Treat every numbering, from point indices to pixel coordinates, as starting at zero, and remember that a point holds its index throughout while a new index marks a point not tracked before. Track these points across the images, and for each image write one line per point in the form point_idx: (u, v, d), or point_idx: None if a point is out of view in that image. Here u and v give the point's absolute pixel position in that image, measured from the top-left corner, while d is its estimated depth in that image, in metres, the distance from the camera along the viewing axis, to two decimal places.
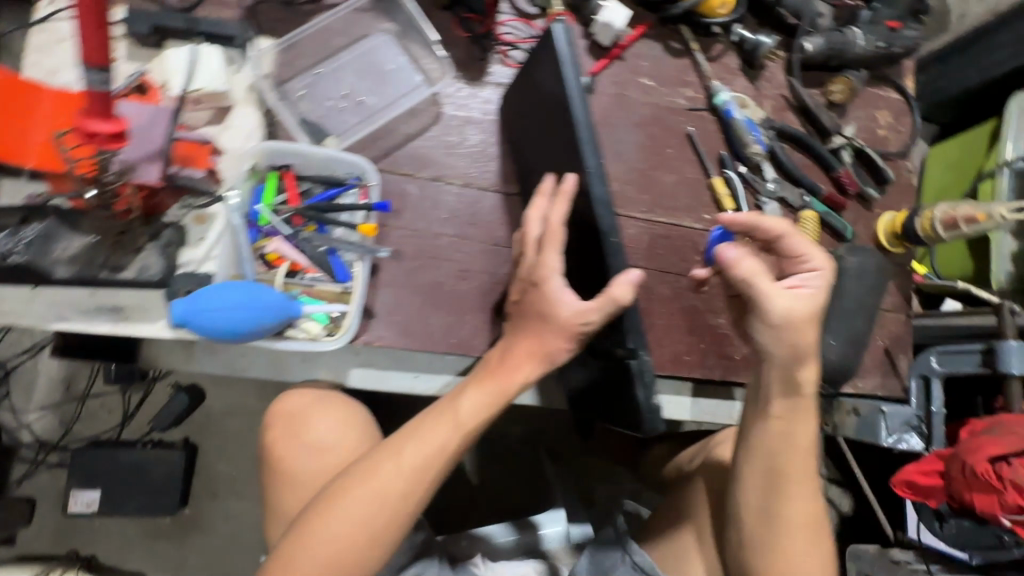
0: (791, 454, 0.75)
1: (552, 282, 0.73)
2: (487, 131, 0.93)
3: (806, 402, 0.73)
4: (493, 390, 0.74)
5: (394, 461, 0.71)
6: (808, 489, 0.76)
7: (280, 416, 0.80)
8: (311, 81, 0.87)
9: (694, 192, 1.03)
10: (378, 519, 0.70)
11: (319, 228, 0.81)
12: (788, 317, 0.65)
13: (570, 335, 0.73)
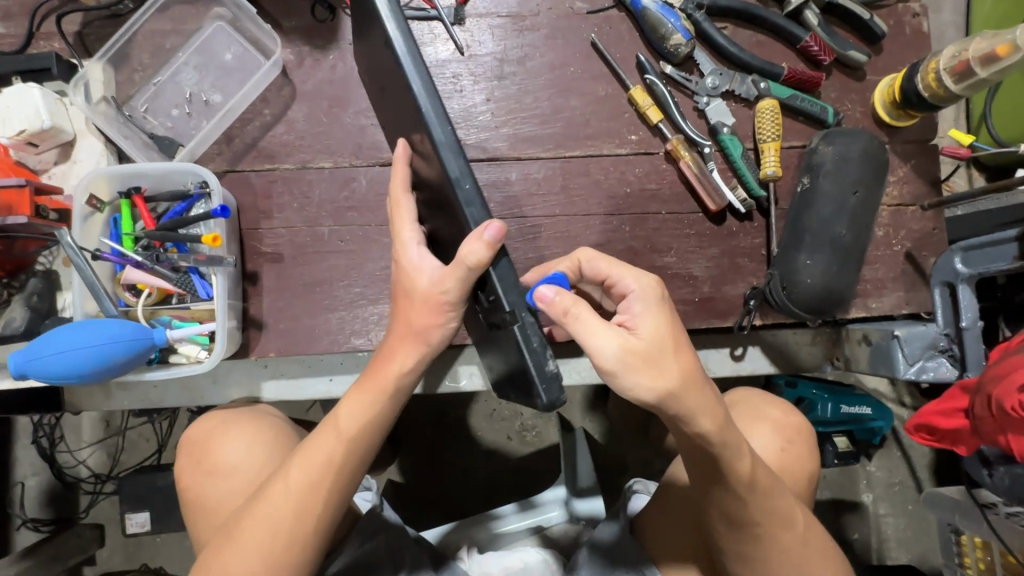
0: (751, 504, 0.62)
1: (404, 249, 0.61)
2: (348, 100, 0.83)
3: (720, 432, 0.57)
4: (370, 395, 0.63)
5: (277, 494, 0.62)
6: (784, 522, 0.65)
7: (188, 450, 0.73)
8: (152, 93, 0.82)
9: (610, 112, 0.85)
10: (271, 558, 0.62)
11: (177, 248, 0.76)
12: (625, 358, 0.52)
13: (439, 310, 0.59)
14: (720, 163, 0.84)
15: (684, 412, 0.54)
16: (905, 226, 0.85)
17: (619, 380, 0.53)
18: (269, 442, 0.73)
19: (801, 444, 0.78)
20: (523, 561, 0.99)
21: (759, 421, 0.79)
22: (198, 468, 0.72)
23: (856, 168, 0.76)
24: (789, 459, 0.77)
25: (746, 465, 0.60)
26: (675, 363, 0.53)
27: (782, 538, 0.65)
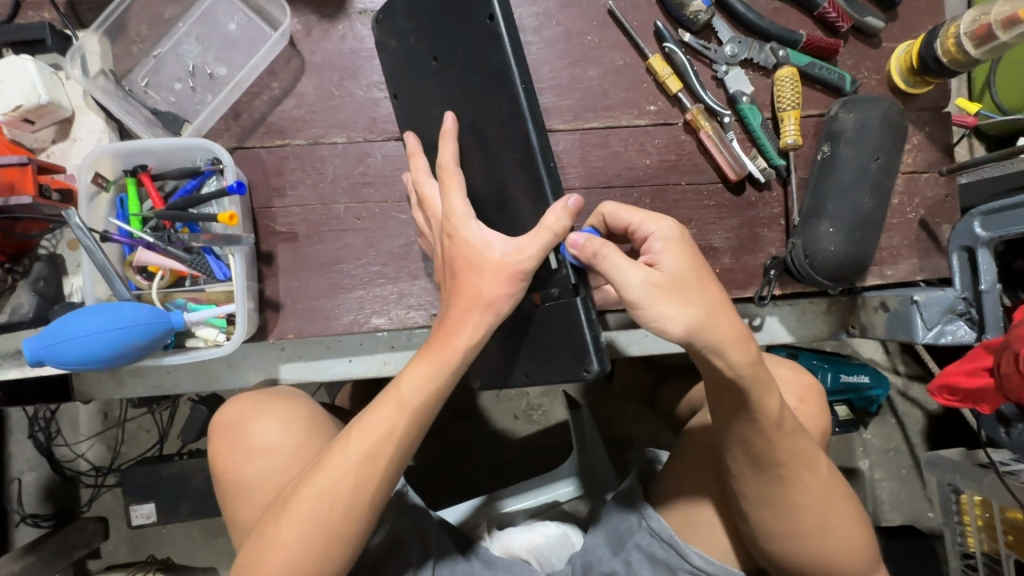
0: (777, 441, 0.58)
1: (466, 223, 0.60)
2: (360, 72, 0.80)
3: (755, 368, 0.54)
4: (438, 360, 0.59)
5: (329, 471, 0.57)
6: (809, 464, 0.60)
7: (223, 430, 0.67)
8: (153, 65, 0.78)
9: (628, 82, 0.83)
10: (321, 538, 0.58)
11: (189, 227, 0.73)
12: (650, 290, 0.52)
13: (514, 280, 0.59)
14: (739, 133, 0.84)
15: (713, 345, 0.52)
16: (919, 193, 0.86)
17: (646, 314, 0.52)
18: (305, 421, 0.67)
19: (813, 403, 0.79)
20: (544, 535, 1.00)
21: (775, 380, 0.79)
22: (236, 449, 0.65)
23: (876, 134, 0.76)
24: (803, 417, 0.77)
25: (776, 403, 0.56)
26: (700, 294, 0.52)
27: (807, 481, 0.60)
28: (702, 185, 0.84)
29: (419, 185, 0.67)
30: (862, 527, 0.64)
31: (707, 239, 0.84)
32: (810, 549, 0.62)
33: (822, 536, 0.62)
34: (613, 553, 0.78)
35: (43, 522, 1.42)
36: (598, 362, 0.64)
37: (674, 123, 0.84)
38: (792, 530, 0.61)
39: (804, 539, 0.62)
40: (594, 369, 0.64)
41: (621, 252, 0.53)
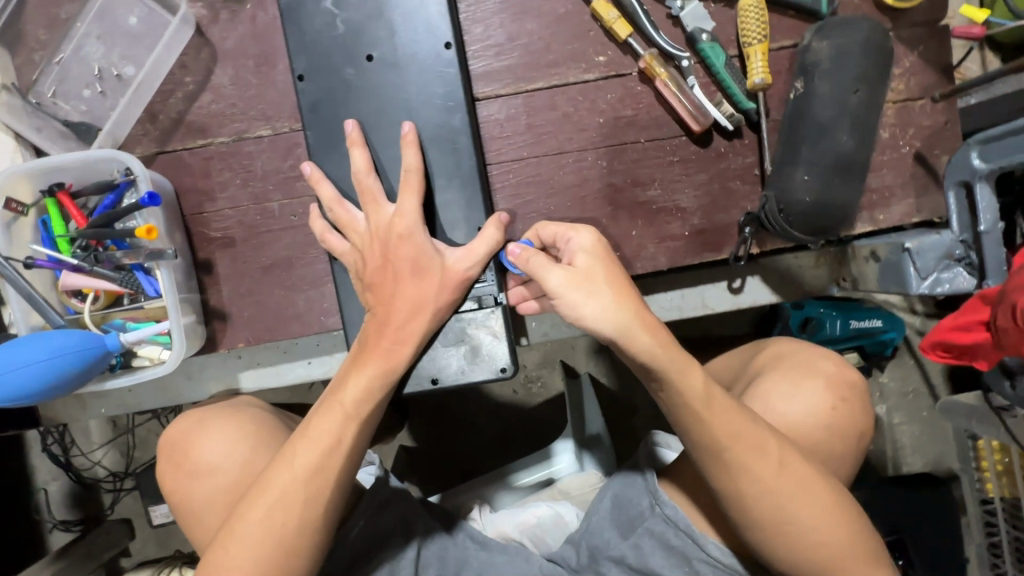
0: (708, 420, 0.54)
1: (417, 227, 0.65)
2: (276, 56, 0.74)
3: (665, 349, 0.53)
4: (380, 370, 0.62)
5: (264, 490, 0.58)
6: (756, 449, 0.55)
7: (171, 453, 0.70)
8: (57, 73, 0.72)
9: (572, 32, 0.75)
10: (270, 556, 0.57)
11: (115, 244, 0.70)
12: (566, 284, 0.53)
13: (456, 287, 0.67)
14: (701, 76, 0.75)
15: (621, 336, 0.52)
16: (914, 124, 0.76)
17: (561, 306, 0.53)
18: (252, 436, 0.69)
19: (856, 405, 0.68)
20: (537, 515, 0.95)
21: (812, 373, 0.68)
22: (178, 471, 0.69)
23: (856, 61, 0.65)
24: (838, 421, 0.67)
25: (699, 379, 0.54)
26: (614, 288, 0.53)
27: (754, 469, 0.55)
28: (663, 141, 0.76)
29: (359, 178, 0.67)
30: (847, 525, 0.57)
31: (674, 200, 0.77)
32: (776, 545, 0.57)
33: (783, 530, 0.56)
34: (623, 538, 0.74)
35: (74, 529, 1.32)
36: (512, 364, 0.70)
37: (628, 73, 0.75)
38: (749, 523, 0.56)
39: (764, 533, 0.56)
40: (507, 370, 0.70)
41: (546, 260, 0.54)
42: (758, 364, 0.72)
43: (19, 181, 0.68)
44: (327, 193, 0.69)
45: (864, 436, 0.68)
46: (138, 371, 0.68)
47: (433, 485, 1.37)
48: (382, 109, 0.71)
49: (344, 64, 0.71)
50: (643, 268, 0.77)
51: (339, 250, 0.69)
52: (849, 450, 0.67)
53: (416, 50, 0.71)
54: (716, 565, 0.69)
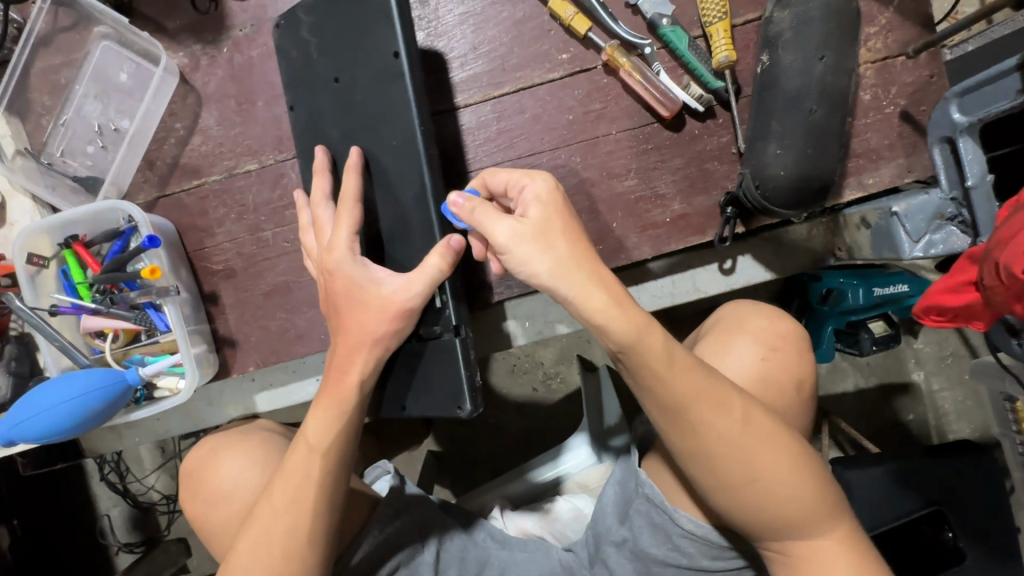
0: (672, 379, 0.55)
1: (351, 261, 0.65)
2: (255, 93, 0.78)
3: (622, 310, 0.54)
4: (335, 401, 0.64)
5: (268, 503, 0.62)
6: (720, 408, 0.56)
7: (192, 479, 0.75)
8: (64, 134, 0.79)
9: (532, 34, 0.76)
10: (285, 558, 0.61)
11: (127, 286, 0.75)
12: (517, 235, 0.55)
13: (395, 319, 0.64)
14: (667, 61, 0.75)
15: (576, 289, 0.54)
16: (896, 82, 0.73)
17: (513, 259, 0.55)
18: (259, 459, 0.74)
19: (789, 351, 0.70)
20: (556, 510, 0.97)
21: (739, 331, 0.71)
22: (196, 500, 0.74)
23: (819, 28, 0.64)
24: (771, 370, 0.69)
25: (661, 341, 0.55)
26: (568, 241, 0.56)
27: (719, 428, 0.56)
28: (634, 130, 0.76)
29: (314, 207, 0.69)
30: (808, 478, 0.58)
31: (651, 187, 0.76)
32: (745, 505, 0.58)
33: (752, 489, 0.57)
34: (620, 522, 0.76)
35: (137, 550, 1.41)
36: (469, 404, 0.70)
37: (593, 67, 0.76)
38: (719, 484, 0.57)
39: (730, 493, 0.57)
40: (463, 408, 0.70)
41: (496, 212, 0.56)
42: (710, 321, 0.76)
43: (38, 237, 0.74)
44: (304, 223, 0.71)
45: (805, 386, 0.70)
46: (158, 400, 0.73)
47: (461, 486, 1.39)
48: (341, 132, 0.72)
49: (318, 91, 0.74)
50: (627, 258, 0.77)
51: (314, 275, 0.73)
52: (790, 402, 0.69)
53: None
54: (693, 538, 0.70)
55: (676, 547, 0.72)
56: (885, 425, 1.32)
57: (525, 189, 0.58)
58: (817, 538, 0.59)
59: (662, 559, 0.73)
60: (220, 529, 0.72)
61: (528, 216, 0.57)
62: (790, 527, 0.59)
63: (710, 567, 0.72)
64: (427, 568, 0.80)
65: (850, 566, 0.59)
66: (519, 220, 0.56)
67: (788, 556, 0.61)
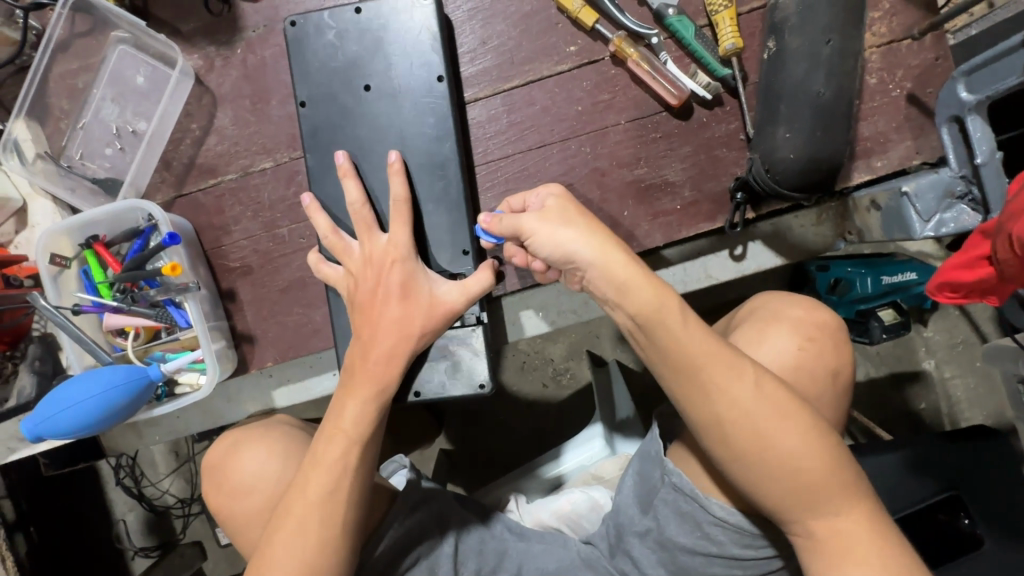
0: (685, 338, 0.57)
1: (408, 256, 0.69)
2: (269, 92, 0.80)
3: (638, 269, 0.59)
4: (373, 391, 0.65)
5: (304, 495, 0.62)
6: (733, 372, 0.57)
7: (213, 473, 0.76)
8: (82, 137, 0.81)
9: (540, 27, 0.77)
10: (316, 549, 0.60)
11: (148, 283, 0.76)
12: (539, 221, 0.62)
13: (443, 317, 0.68)
14: (674, 50, 0.76)
15: (594, 256, 0.60)
16: (902, 65, 0.74)
17: (540, 240, 0.61)
18: (281, 454, 0.75)
19: (826, 341, 0.70)
20: (572, 501, 0.96)
21: (776, 320, 0.71)
22: (219, 490, 0.75)
23: (824, 12, 0.65)
24: (809, 360, 0.69)
25: (673, 301, 0.58)
26: (583, 220, 0.62)
27: (733, 393, 0.57)
28: (643, 118, 0.77)
29: (354, 211, 0.70)
30: (824, 454, 0.58)
31: (662, 175, 0.77)
32: (758, 476, 0.58)
33: (768, 461, 0.57)
34: (644, 512, 0.77)
35: (153, 554, 1.41)
36: (490, 380, 0.75)
37: (601, 58, 0.77)
38: (731, 452, 0.58)
39: (746, 463, 0.58)
40: (486, 385, 0.75)
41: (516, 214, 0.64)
42: (741, 312, 0.77)
43: (60, 238, 0.76)
44: (321, 223, 0.71)
45: (838, 375, 0.70)
46: (182, 394, 0.75)
47: (475, 482, 1.39)
48: (369, 132, 0.75)
49: (343, 91, 0.76)
50: (640, 247, 0.78)
51: (334, 278, 0.72)
52: (824, 390, 0.69)
53: (409, 78, 0.75)
54: (725, 526, 0.70)
55: (707, 535, 0.71)
56: (898, 414, 1.32)
57: (538, 197, 0.66)
58: (836, 518, 0.59)
59: (690, 548, 0.73)
60: (243, 519, 0.73)
61: (547, 207, 0.64)
62: (816, 502, 0.58)
63: (742, 555, 0.71)
64: (447, 559, 0.79)
65: (872, 548, 0.58)
66: (540, 211, 0.64)
67: (811, 538, 0.60)
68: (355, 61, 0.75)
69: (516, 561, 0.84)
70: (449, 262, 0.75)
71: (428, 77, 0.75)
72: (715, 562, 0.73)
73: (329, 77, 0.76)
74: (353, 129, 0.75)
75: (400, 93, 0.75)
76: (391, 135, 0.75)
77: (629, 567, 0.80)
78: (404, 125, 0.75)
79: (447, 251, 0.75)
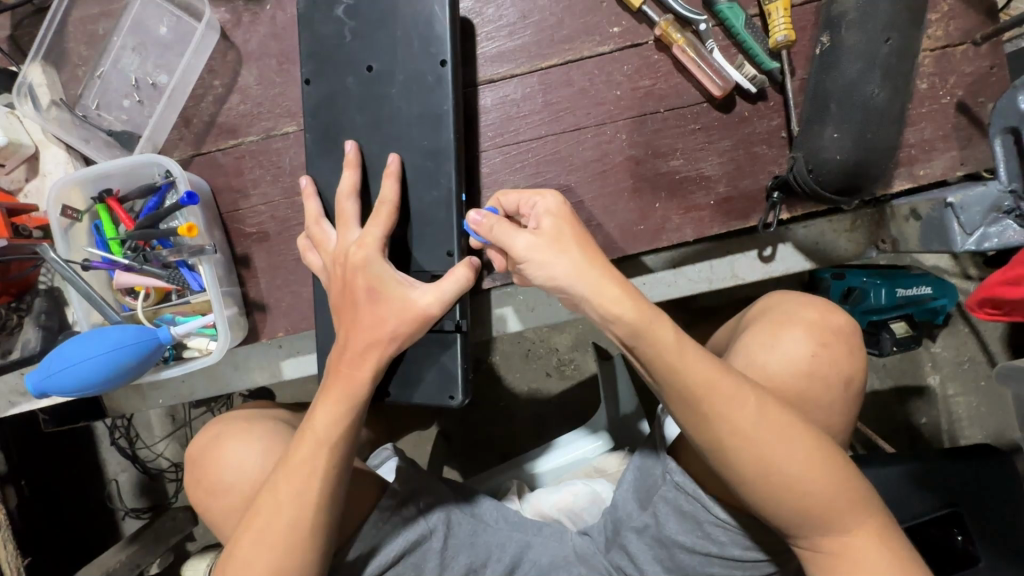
0: (682, 368, 0.55)
1: (375, 261, 0.64)
2: (298, 54, 0.77)
3: (633, 304, 0.55)
4: (344, 395, 0.64)
5: (270, 503, 0.62)
6: (733, 400, 0.55)
7: (201, 470, 0.78)
8: (99, 86, 0.77)
9: (584, 5, 0.74)
10: (281, 559, 0.61)
11: (161, 244, 0.74)
12: (533, 247, 0.57)
13: (415, 323, 0.63)
14: (721, 39, 0.73)
15: (591, 291, 0.55)
16: (955, 71, 0.72)
17: (531, 266, 0.57)
18: (263, 451, 0.76)
19: (841, 347, 0.67)
20: (574, 494, 0.95)
21: (788, 323, 0.69)
22: (199, 487, 0.77)
23: (884, 10, 0.62)
24: (822, 366, 0.66)
25: (672, 334, 0.55)
26: (581, 247, 0.57)
27: (733, 419, 0.55)
28: (683, 108, 0.74)
29: (340, 201, 0.69)
30: (832, 469, 0.56)
31: (697, 169, 0.75)
32: (766, 499, 0.57)
33: (771, 481, 0.56)
34: (642, 509, 0.76)
35: (144, 516, 1.40)
36: (461, 393, 0.77)
37: (647, 42, 0.74)
38: (735, 475, 0.56)
39: (753, 489, 0.56)
40: (456, 399, 0.76)
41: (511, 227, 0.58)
42: (753, 311, 0.75)
43: (72, 189, 0.73)
44: (315, 212, 0.70)
45: (853, 382, 0.68)
46: (189, 358, 0.73)
47: (471, 467, 1.39)
48: (395, 103, 0.72)
49: (351, 72, 0.73)
50: (669, 241, 0.76)
51: (316, 268, 0.70)
52: (835, 397, 0.67)
53: (422, 69, 0.72)
54: (726, 527, 0.70)
55: (707, 534, 0.71)
56: (898, 426, 1.31)
57: (532, 205, 0.60)
58: (846, 535, 0.58)
59: (689, 546, 0.72)
60: (223, 511, 0.76)
61: (542, 227, 0.58)
62: (820, 518, 0.57)
63: (742, 557, 0.71)
64: (434, 555, 0.79)
65: (880, 561, 0.57)
66: (535, 232, 0.58)
67: (819, 552, 0.59)
68: (387, 24, 0.72)
69: (513, 551, 0.82)
70: (429, 263, 0.73)
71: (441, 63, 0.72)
72: (712, 562, 0.72)
73: (358, 44, 0.73)
74: (383, 99, 0.72)
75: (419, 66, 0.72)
76: (414, 105, 0.72)
77: (625, 562, 0.78)
78: (431, 97, 0.72)
79: (445, 247, 0.72)
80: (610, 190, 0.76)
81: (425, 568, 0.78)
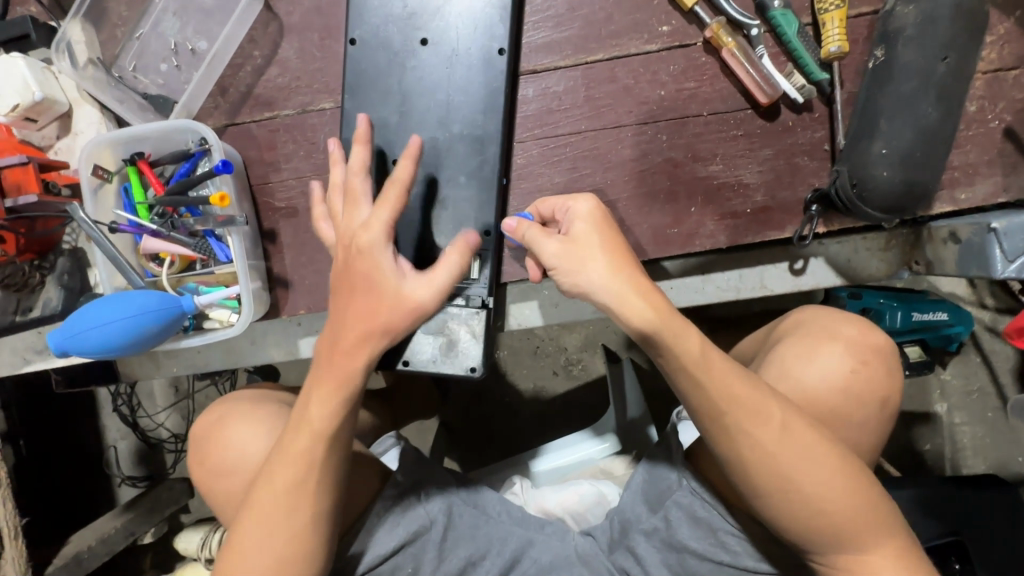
0: (709, 382, 0.54)
1: (379, 254, 0.55)
2: (341, 30, 0.76)
3: (657, 313, 0.53)
4: (334, 387, 0.58)
5: (267, 487, 0.60)
6: (759, 414, 0.55)
7: (204, 448, 0.77)
8: (137, 48, 0.77)
9: (634, 2, 0.73)
10: (286, 540, 0.60)
11: (190, 212, 0.73)
12: (562, 252, 0.54)
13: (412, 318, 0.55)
14: (771, 46, 0.72)
15: (617, 303, 0.52)
16: (1005, 96, 0.71)
17: (562, 276, 0.54)
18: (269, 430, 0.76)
19: (878, 366, 0.67)
20: (579, 494, 0.94)
21: (827, 339, 0.68)
22: (201, 466, 0.77)
23: (944, 28, 0.61)
24: (859, 383, 0.66)
25: (697, 342, 0.54)
26: (609, 256, 0.54)
27: (755, 434, 0.55)
28: (727, 113, 0.73)
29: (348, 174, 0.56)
30: (853, 488, 0.56)
31: (736, 176, 0.74)
32: (783, 514, 0.56)
33: (787, 497, 0.55)
34: (651, 512, 0.74)
35: (140, 484, 1.39)
36: (480, 364, 0.72)
37: (696, 44, 0.73)
38: (754, 490, 0.56)
39: (768, 502, 0.56)
40: (477, 369, 0.72)
41: (546, 232, 0.56)
42: (781, 329, 0.73)
43: (103, 150, 0.72)
44: (336, 176, 0.59)
45: (889, 402, 0.67)
46: (211, 329, 0.72)
47: (471, 460, 1.38)
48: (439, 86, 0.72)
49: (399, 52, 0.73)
50: (701, 246, 0.75)
51: (327, 240, 0.62)
52: (869, 416, 0.66)
53: (471, 54, 0.72)
54: (739, 535, 0.70)
55: (720, 542, 0.71)
56: (902, 450, 1.30)
57: (570, 210, 0.58)
58: (864, 554, 0.57)
59: (699, 554, 0.71)
60: (224, 490, 0.75)
61: (574, 232, 0.56)
62: (839, 536, 0.56)
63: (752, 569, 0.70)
64: (433, 546, 0.76)
65: None
66: (566, 237, 0.56)
67: (835, 569, 0.59)
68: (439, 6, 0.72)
69: (513, 548, 0.78)
70: None
71: (489, 47, 0.72)
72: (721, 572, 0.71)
73: (407, 25, 0.72)
74: (427, 81, 0.72)
75: (457, 53, 0.72)
76: (459, 90, 0.72)
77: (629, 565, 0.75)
78: (475, 82, 0.72)
79: (482, 225, 0.73)
80: (645, 190, 0.75)
81: (423, 560, 0.76)
